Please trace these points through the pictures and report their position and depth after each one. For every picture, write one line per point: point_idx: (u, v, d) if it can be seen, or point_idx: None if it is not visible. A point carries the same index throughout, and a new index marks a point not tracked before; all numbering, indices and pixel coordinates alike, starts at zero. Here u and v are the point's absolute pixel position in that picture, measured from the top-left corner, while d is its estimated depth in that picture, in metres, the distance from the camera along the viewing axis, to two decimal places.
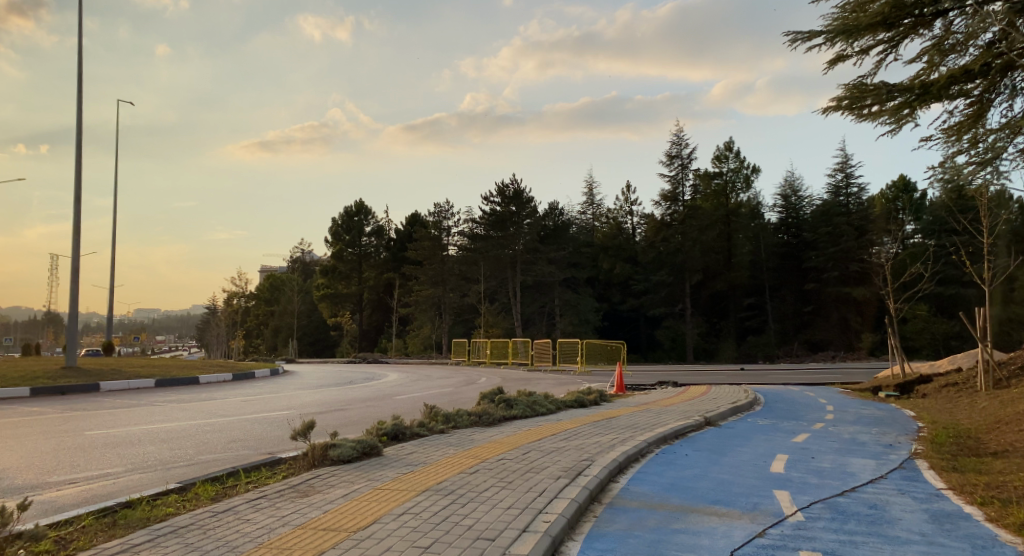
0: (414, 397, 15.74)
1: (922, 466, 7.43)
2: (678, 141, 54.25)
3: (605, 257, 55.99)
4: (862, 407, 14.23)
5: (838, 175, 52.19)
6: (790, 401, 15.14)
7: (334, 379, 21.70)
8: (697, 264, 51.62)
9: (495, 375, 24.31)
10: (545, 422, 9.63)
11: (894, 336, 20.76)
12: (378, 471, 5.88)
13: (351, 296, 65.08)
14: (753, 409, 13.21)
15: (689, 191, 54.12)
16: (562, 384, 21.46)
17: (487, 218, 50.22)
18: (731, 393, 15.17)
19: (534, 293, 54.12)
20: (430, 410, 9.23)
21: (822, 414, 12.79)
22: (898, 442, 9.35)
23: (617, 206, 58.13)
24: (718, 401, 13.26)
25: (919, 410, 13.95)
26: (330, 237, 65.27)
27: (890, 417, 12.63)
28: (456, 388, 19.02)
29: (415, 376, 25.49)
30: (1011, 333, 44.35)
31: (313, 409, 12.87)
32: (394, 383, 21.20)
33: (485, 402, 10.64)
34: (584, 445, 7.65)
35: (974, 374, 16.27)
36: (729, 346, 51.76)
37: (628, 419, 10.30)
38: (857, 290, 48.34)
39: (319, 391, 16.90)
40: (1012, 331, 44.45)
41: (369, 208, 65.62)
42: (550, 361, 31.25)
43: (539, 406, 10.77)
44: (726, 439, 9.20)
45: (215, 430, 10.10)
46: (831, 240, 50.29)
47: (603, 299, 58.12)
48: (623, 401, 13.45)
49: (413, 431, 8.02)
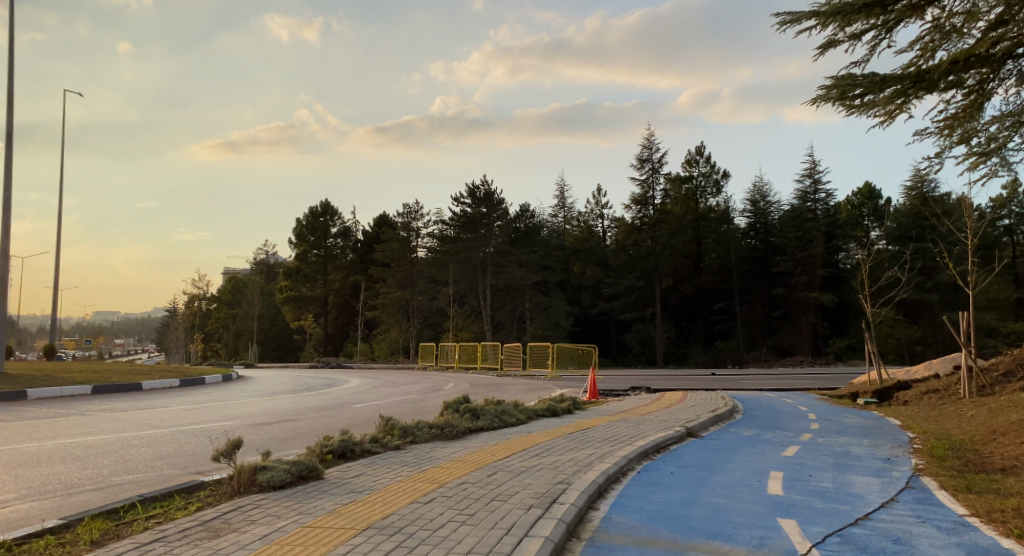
0: (374, 405, 14.73)
1: (932, 486, 6.70)
2: (649, 145, 53.86)
3: (576, 260, 55.36)
4: (845, 416, 13.59)
5: (806, 180, 52.36)
6: (770, 410, 14.45)
7: (291, 386, 20.48)
8: (668, 269, 51.22)
9: (462, 381, 23.35)
10: (514, 434, 8.73)
11: (871, 342, 20.33)
12: (313, 501, 4.93)
13: (316, 299, 63.43)
14: (733, 418, 12.46)
15: (660, 195, 53.72)
16: (531, 390, 20.57)
17: (457, 219, 49.12)
18: (708, 400, 14.46)
19: (504, 296, 53.27)
20: (387, 422, 8.28)
21: (807, 423, 12.15)
22: (895, 456, 8.63)
23: (589, 210, 57.65)
24: (697, 409, 12.54)
25: (905, 419, 13.27)
26: (295, 238, 63.56)
27: (877, 427, 12.03)
28: (419, 395, 18.01)
29: (379, 381, 24.44)
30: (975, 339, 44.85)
31: (261, 420, 11.75)
32: (355, 390, 20.13)
33: (448, 412, 9.68)
34: (559, 464, 6.74)
35: (955, 381, 15.79)
36: (698, 351, 51.62)
37: (605, 430, 9.49)
38: (825, 295, 48.50)
39: (271, 399, 15.72)
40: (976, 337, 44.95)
41: (335, 208, 64.11)
42: (519, 365, 30.40)
43: (508, 416, 9.85)
44: (712, 454, 8.40)
45: (144, 444, 8.98)
46: (799, 245, 49.64)
47: (574, 303, 57.52)
48: (597, 409, 12.67)
49: (364, 447, 7.07)
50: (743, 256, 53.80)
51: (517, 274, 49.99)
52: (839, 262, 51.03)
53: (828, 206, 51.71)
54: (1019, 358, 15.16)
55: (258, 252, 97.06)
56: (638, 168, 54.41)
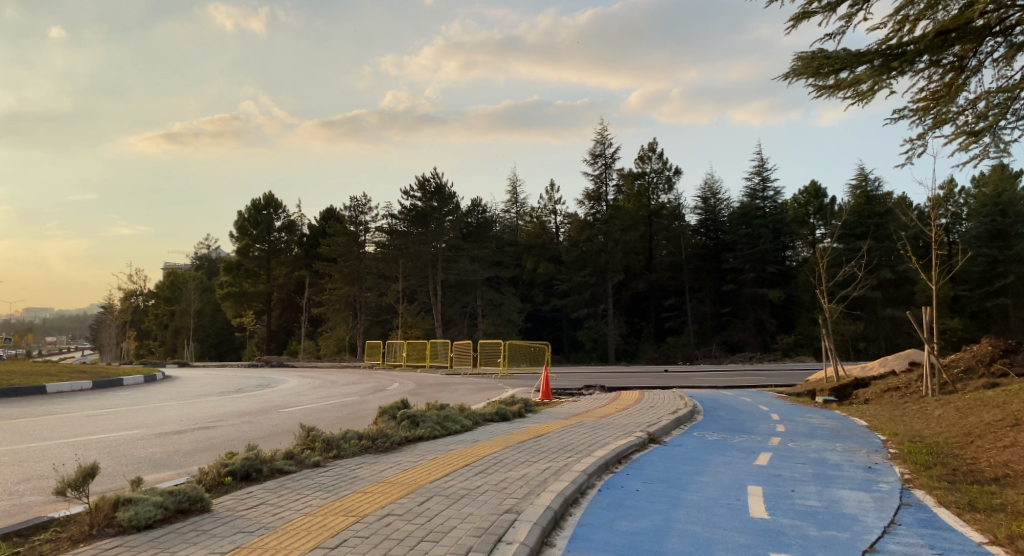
0: (308, 409, 13.46)
1: (929, 501, 5.92)
2: (601, 140, 53.22)
3: (529, 256, 54.61)
4: (809, 416, 12.97)
5: (755, 178, 52.73)
6: (731, 411, 13.74)
7: (221, 387, 18.94)
8: (620, 265, 50.73)
9: (408, 381, 22.11)
10: (459, 445, 7.68)
11: (828, 338, 19.94)
12: (184, 553, 3.78)
13: (259, 295, 60.99)
14: (694, 420, 11.68)
15: (614, 191, 52.86)
16: (481, 390, 19.55)
17: (407, 213, 47.61)
18: (667, 401, 13.66)
19: (455, 292, 52.02)
20: (309, 434, 7.13)
21: (772, 425, 11.46)
22: (876, 463, 7.89)
23: (542, 205, 56.95)
24: (656, 411, 11.72)
25: (870, 419, 12.68)
26: (236, 232, 60.90)
27: (844, 428, 11.41)
28: (360, 397, 16.70)
29: (319, 381, 22.99)
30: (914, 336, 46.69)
31: (174, 427, 10.39)
32: (292, 391, 18.68)
33: (384, 419, 8.55)
34: (507, 484, 5.70)
35: (917, 378, 15.36)
36: (650, 347, 51.41)
37: (561, 437, 8.53)
38: (773, 291, 48.88)
39: (193, 402, 14.25)
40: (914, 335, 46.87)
41: (279, 202, 61.82)
42: (469, 363, 29.31)
43: (451, 423, 8.77)
44: (678, 464, 7.50)
45: (19, 459, 7.60)
46: (749, 242, 50.00)
47: (526, 300, 56.73)
48: (552, 411, 11.74)
49: (274, 466, 5.92)
50: (694, 253, 53.91)
51: (469, 269, 49.00)
52: (787, 259, 51.48)
53: (776, 204, 52.25)
54: (980, 354, 14.85)
55: (198, 246, 93.13)
56: (591, 163, 53.70)
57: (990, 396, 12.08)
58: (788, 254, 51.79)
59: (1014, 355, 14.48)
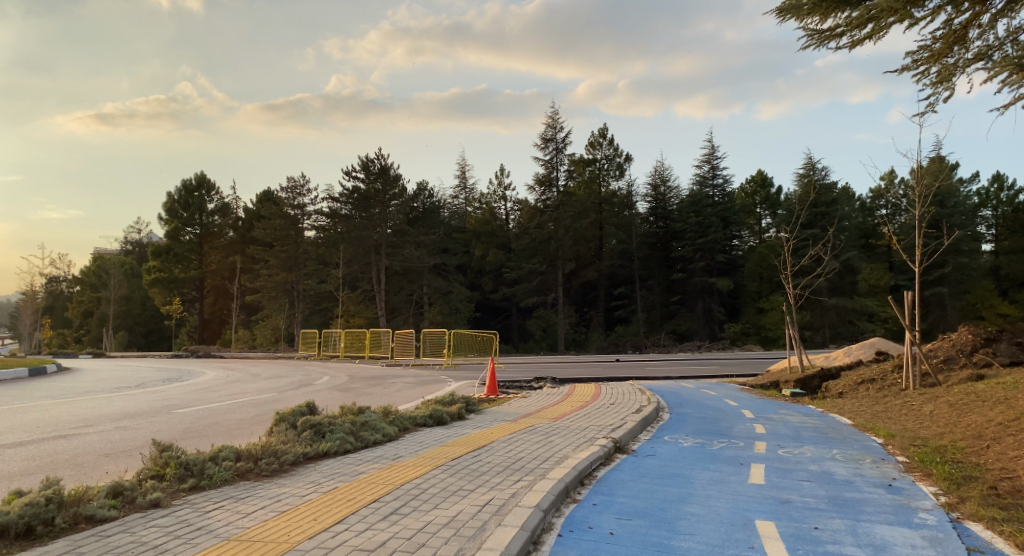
0: (209, 408, 11.39)
1: (1005, 545, 4.39)
2: (552, 124, 51.20)
3: (478, 242, 52.85)
4: (785, 413, 11.58)
5: (705, 166, 52.20)
6: (698, 407, 12.28)
7: (119, 382, 16.58)
8: (571, 253, 49.27)
9: (341, 373, 20.05)
10: (373, 464, 5.85)
11: (793, 326, 18.71)
12: None
13: (190, 281, 57.60)
14: (661, 421, 10.10)
15: (565, 175, 50.45)
16: (420, 384, 17.73)
17: (350, 195, 45.01)
18: (628, 397, 12.09)
19: (400, 279, 49.57)
20: (163, 456, 5.18)
21: (750, 426, 9.96)
22: (896, 479, 6.39)
23: (491, 191, 54.99)
24: (617, 409, 10.11)
25: (852, 417, 11.33)
26: (165, 215, 57.26)
27: (829, 427, 10.00)
28: (280, 393, 14.65)
29: (241, 375, 20.68)
30: (855, 323, 48.37)
31: (20, 435, 8.28)
32: (203, 386, 16.46)
33: (280, 430, 6.63)
34: (428, 538, 3.89)
35: (892, 369, 14.14)
36: (599, 336, 50.13)
37: (505, 449, 6.79)
38: (722, 280, 48.31)
39: (71, 402, 11.98)
40: (855, 322, 48.38)
41: (212, 182, 58.62)
42: (411, 354, 27.33)
43: (367, 433, 6.91)
44: (659, 487, 5.84)
45: None
46: (698, 230, 49.13)
47: (474, 288, 54.75)
48: (496, 411, 10.02)
49: (79, 513, 3.99)
50: (644, 241, 53.02)
51: (414, 256, 46.70)
52: (733, 248, 51.19)
53: (725, 193, 51.86)
54: (959, 343, 13.75)
55: (128, 230, 88.18)
56: (542, 147, 51.43)
57: (983, 391, 10.83)
58: (735, 243, 51.45)
59: (997, 344, 13.39)
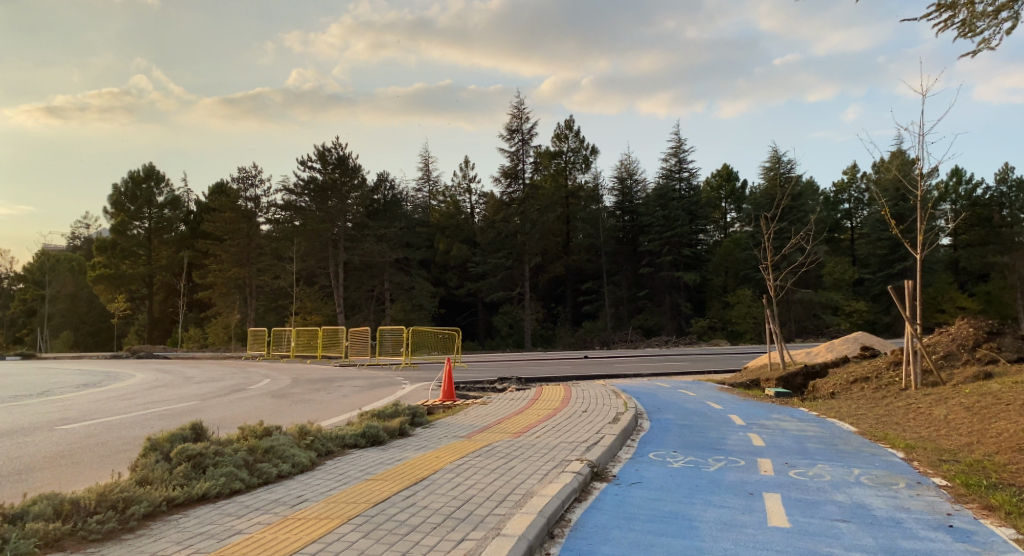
0: (107, 421, 9.60)
1: None
2: (517, 114, 49.55)
3: (442, 237, 51.26)
4: (780, 420, 10.21)
5: (672, 159, 51.38)
6: (680, 412, 10.85)
7: (24, 389, 14.56)
8: (537, 247, 47.82)
9: (285, 377, 18.27)
10: (257, 519, 4.22)
11: (774, 320, 17.46)
12: None
13: (138, 278, 54.74)
14: (642, 432, 8.64)
15: (531, 168, 49.23)
16: (373, 387, 16.07)
17: (305, 187, 42.73)
18: (600, 402, 10.60)
19: (361, 274, 47.55)
20: None
21: (745, 437, 8.56)
22: (957, 517, 4.98)
23: (455, 183, 53.24)
24: (590, 419, 8.61)
25: (855, 422, 10.01)
26: (110, 208, 54.01)
27: (835, 438, 8.66)
28: (203, 400, 12.86)
29: (174, 378, 18.74)
30: (821, 317, 47.86)
31: None
32: (122, 393, 14.58)
33: (148, 463, 4.97)
34: None
35: (888, 366, 12.92)
36: (566, 332, 48.76)
37: (449, 485, 5.20)
38: (689, 274, 47.41)
39: None
40: (821, 315, 47.92)
41: (161, 174, 55.79)
42: (366, 353, 25.58)
43: (268, 467, 5.25)
44: (658, 540, 4.36)
45: None
46: (665, 224, 48.36)
47: (437, 284, 52.90)
48: (449, 424, 8.45)
49: None
50: (611, 236, 51.88)
51: (375, 250, 44.65)
52: (699, 243, 50.41)
53: (692, 186, 51.09)
54: (961, 338, 12.57)
55: (75, 225, 84.22)
56: (507, 139, 49.87)
57: (1000, 392, 9.59)
58: (702, 237, 50.58)
59: (1003, 338, 12.24)
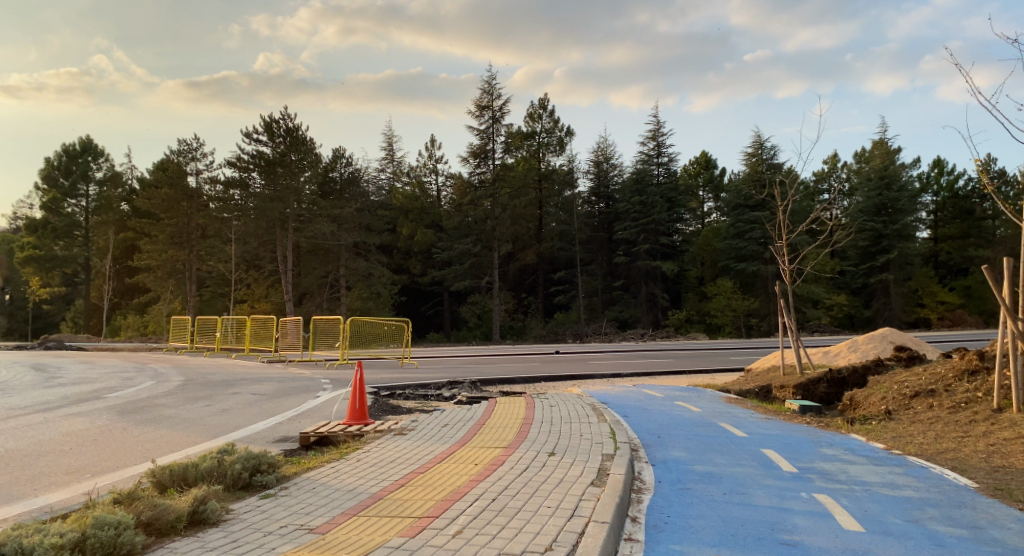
0: None
1: None
2: (486, 89, 45.44)
3: (405, 221, 47.42)
4: (845, 464, 6.70)
5: (650, 143, 47.93)
6: (690, 446, 7.29)
7: None
8: (508, 233, 43.90)
9: (178, 377, 14.51)
10: None
11: (787, 313, 14.10)
12: None
13: (73, 260, 49.80)
14: (643, 499, 5.11)
15: (502, 148, 44.78)
16: (281, 394, 12.45)
17: (252, 161, 37.96)
18: (573, 430, 7.06)
19: (313, 258, 43.54)
20: None
21: (820, 508, 5.07)
22: None
23: (420, 163, 49.36)
24: (560, 477, 5.06)
25: (958, 466, 6.59)
26: (42, 183, 49.20)
27: (960, 507, 5.19)
28: (11, 416, 8.99)
29: (39, 377, 14.86)
30: (805, 310, 44.77)
31: None
32: None
33: None
34: None
35: (958, 376, 9.56)
36: (538, 324, 45.30)
37: None
38: (667, 264, 44.03)
39: None
40: (805, 309, 44.83)
41: (99, 148, 51.17)
42: (298, 346, 21.78)
43: None
44: None
45: None
46: (642, 211, 44.83)
47: (399, 271, 48.91)
48: (312, 486, 4.88)
49: None
50: (587, 223, 48.33)
51: (327, 232, 40.37)
52: (677, 232, 47.07)
53: (671, 172, 47.94)
54: None
55: (19, 204, 78.02)
56: (477, 116, 45.70)
57: None
58: (679, 226, 47.20)
59: None
